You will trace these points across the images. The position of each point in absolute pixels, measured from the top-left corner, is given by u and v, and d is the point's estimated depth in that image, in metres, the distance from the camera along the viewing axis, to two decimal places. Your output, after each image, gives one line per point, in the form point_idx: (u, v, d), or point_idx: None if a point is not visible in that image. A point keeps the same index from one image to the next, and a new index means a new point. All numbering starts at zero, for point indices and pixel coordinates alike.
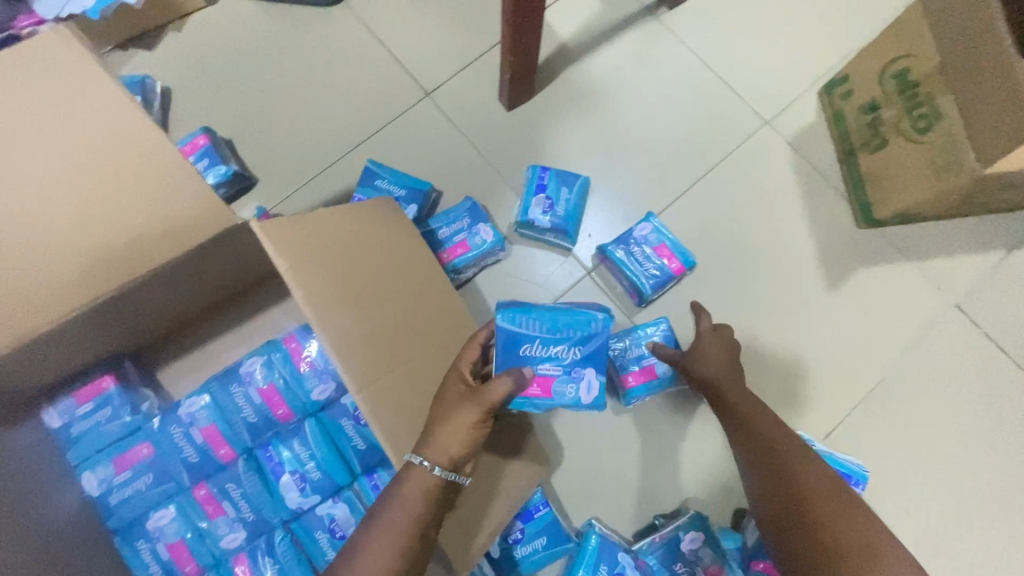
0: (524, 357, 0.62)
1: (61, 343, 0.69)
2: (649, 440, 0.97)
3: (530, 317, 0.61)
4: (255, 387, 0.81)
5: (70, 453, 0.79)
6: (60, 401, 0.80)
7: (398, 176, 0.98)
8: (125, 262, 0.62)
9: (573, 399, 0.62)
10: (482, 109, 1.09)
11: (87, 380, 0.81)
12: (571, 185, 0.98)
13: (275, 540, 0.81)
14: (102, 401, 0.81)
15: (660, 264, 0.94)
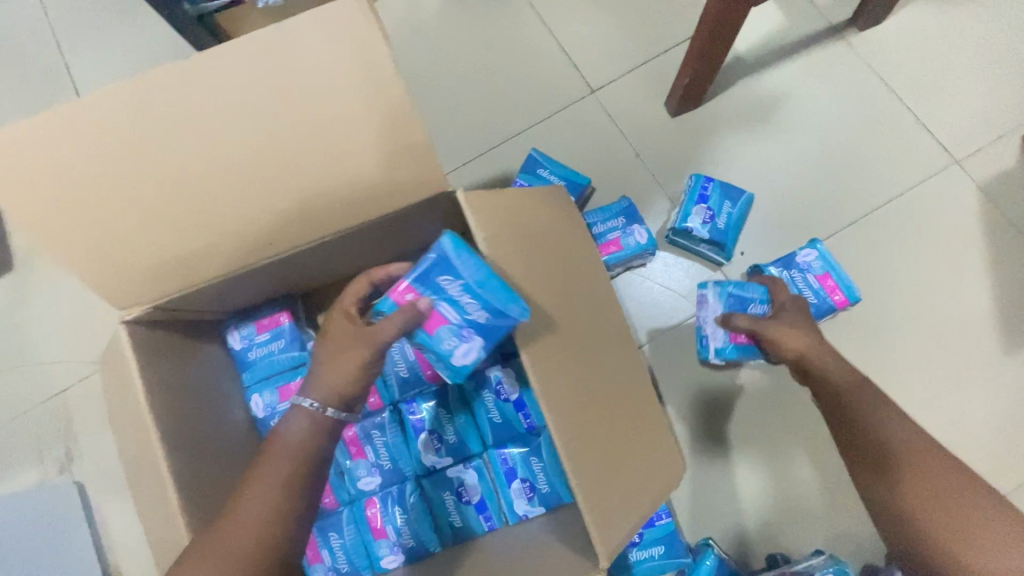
0: (437, 290, 0.62)
1: (263, 276, 0.78)
2: (776, 472, 0.95)
3: (467, 259, 0.60)
4: (411, 345, 0.87)
5: (245, 374, 0.88)
6: (243, 327, 0.88)
7: (560, 168, 1.00)
8: (346, 212, 0.68)
9: (448, 352, 0.64)
10: (646, 113, 1.09)
11: (266, 312, 0.89)
12: (736, 199, 0.96)
13: (406, 491, 0.85)
14: (277, 334, 0.88)
15: (823, 294, 0.90)
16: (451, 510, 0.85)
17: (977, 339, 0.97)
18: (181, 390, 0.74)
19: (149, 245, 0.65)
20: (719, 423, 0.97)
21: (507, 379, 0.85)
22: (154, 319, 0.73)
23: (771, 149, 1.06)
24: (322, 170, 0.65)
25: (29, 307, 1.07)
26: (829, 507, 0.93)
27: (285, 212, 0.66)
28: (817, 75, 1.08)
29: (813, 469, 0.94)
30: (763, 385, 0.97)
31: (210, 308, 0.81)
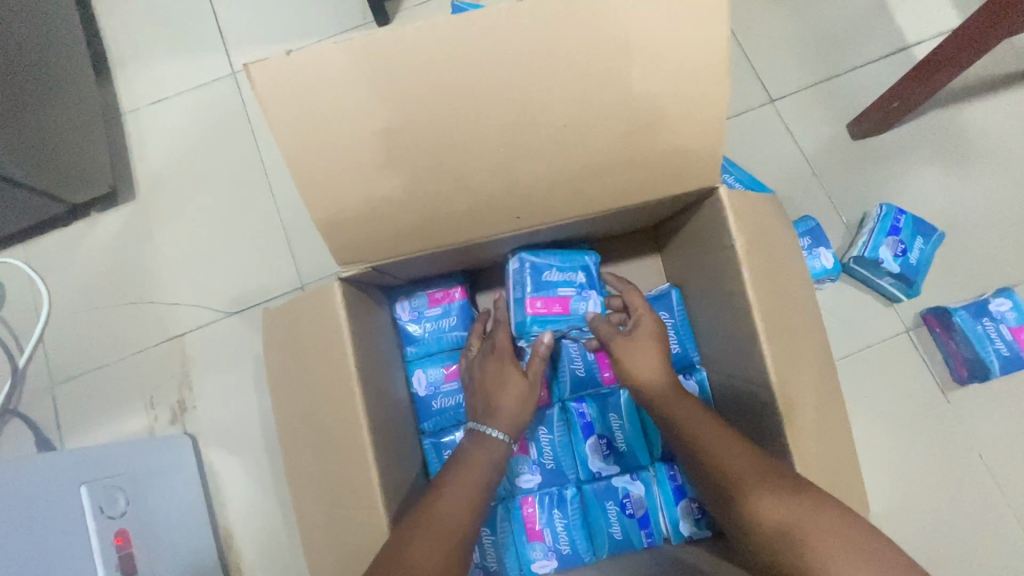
0: (547, 280, 0.75)
1: (472, 250, 0.71)
2: (947, 530, 0.87)
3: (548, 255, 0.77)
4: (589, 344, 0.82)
5: (409, 347, 0.83)
6: (414, 298, 0.83)
7: (746, 176, 0.95)
8: (595, 192, 0.61)
9: (585, 313, 0.76)
10: (827, 131, 1.04)
11: (438, 285, 0.83)
12: (928, 236, 0.92)
13: (567, 495, 0.80)
14: (450, 309, 0.83)
15: (1014, 345, 0.88)
16: (612, 522, 0.80)
17: None
18: (368, 358, 0.69)
19: (385, 198, 0.57)
20: (886, 468, 0.90)
21: (689, 393, 0.80)
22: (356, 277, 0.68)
23: (957, 186, 1.00)
24: (595, 137, 0.57)
25: (158, 242, 1.03)
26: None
27: (538, 179, 0.59)
28: (1012, 118, 1.03)
29: (988, 534, 0.87)
30: (936, 434, 0.91)
31: (397, 273, 0.75)
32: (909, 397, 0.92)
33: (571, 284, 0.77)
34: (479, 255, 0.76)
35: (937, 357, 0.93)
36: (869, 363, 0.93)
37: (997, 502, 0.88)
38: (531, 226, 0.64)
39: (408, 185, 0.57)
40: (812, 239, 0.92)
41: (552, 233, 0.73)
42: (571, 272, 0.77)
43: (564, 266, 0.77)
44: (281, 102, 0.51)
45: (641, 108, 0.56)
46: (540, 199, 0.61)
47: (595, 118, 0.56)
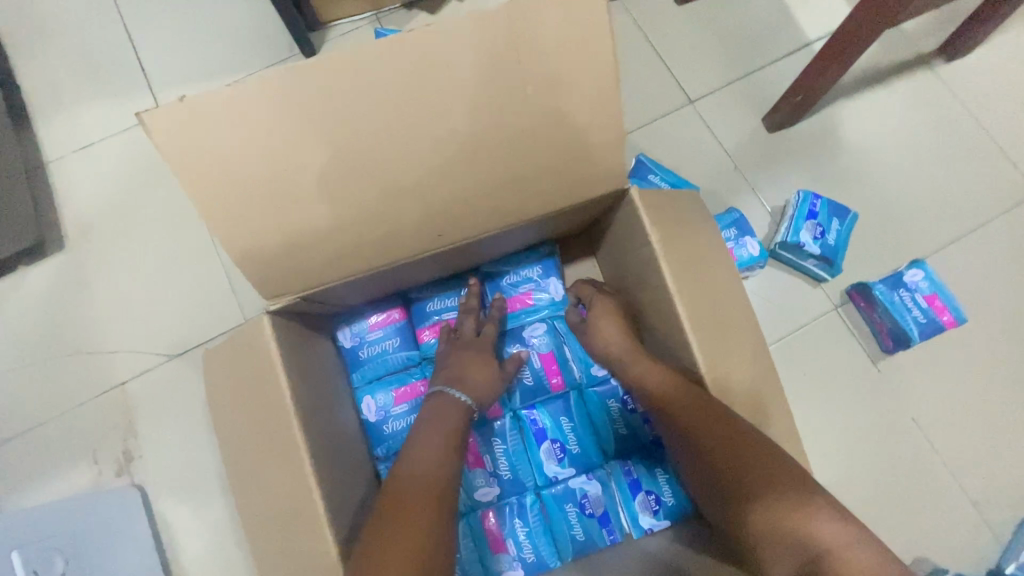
0: (422, 315, 0.83)
1: (394, 270, 0.72)
2: (885, 487, 0.92)
3: (419, 287, 0.84)
4: (536, 352, 0.82)
5: (354, 373, 0.82)
6: (355, 322, 0.82)
7: (669, 175, 0.99)
8: (510, 202, 0.64)
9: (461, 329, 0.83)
10: (743, 125, 1.10)
11: (378, 307, 0.83)
12: (843, 217, 0.97)
13: (526, 503, 0.79)
14: (393, 332, 0.82)
15: (929, 313, 0.93)
16: (573, 524, 0.79)
17: None
18: (308, 388, 0.69)
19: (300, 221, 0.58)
20: (827, 439, 0.94)
21: None
22: (287, 308, 0.68)
23: (866, 167, 1.07)
24: (498, 148, 0.60)
25: (93, 290, 1.00)
26: (945, 531, 0.90)
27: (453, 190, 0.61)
28: (908, 101, 1.10)
29: (925, 490, 0.91)
30: (871, 401, 0.95)
31: (332, 300, 0.74)
32: (844, 371, 0.97)
33: (444, 310, 0.83)
34: (409, 271, 0.76)
35: (863, 330, 0.98)
36: (803, 342, 0.98)
37: (929, 459, 0.93)
38: (455, 242, 0.67)
39: (322, 213, 0.59)
40: (734, 230, 0.96)
41: (474, 246, 0.74)
42: (438, 300, 0.83)
43: (435, 295, 0.84)
44: (180, 142, 0.52)
45: (537, 116, 0.59)
46: (450, 215, 0.64)
47: (502, 137, 0.59)
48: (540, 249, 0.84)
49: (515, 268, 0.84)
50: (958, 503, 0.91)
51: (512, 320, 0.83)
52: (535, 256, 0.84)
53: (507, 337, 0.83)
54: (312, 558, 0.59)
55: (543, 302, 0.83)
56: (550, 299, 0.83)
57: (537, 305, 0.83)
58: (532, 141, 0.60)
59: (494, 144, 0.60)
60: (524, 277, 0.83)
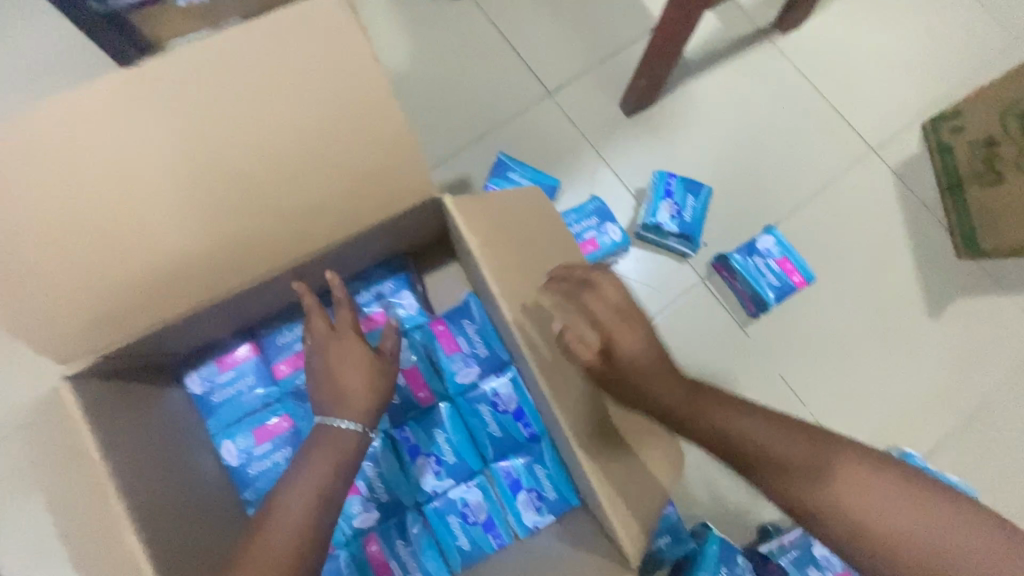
0: (276, 347, 0.80)
1: (228, 306, 0.69)
2: None
3: (270, 319, 0.81)
4: (398, 368, 0.80)
5: (209, 420, 0.78)
6: (202, 367, 0.79)
7: (529, 170, 1.00)
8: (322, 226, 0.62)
9: None
10: (601, 111, 1.11)
11: (226, 348, 0.79)
12: (698, 193, 1.00)
13: (407, 521, 0.79)
14: (246, 370, 0.79)
15: (781, 277, 0.99)
16: (457, 534, 0.79)
17: (914, 304, 1.07)
18: (150, 446, 0.63)
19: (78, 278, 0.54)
20: None
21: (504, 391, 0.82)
22: (108, 368, 0.63)
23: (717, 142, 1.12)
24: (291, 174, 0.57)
25: None
26: None
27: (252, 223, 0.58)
28: (751, 75, 1.16)
29: None
30: (740, 364, 1.00)
31: (168, 347, 0.70)
32: (715, 340, 1.01)
33: (300, 338, 0.80)
34: (248, 305, 0.72)
35: (729, 298, 1.03)
36: (674, 318, 1.02)
37: (794, 410, 1.00)
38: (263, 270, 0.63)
39: (103, 265, 0.54)
40: (597, 218, 0.97)
41: (314, 272, 0.73)
42: (292, 329, 0.81)
43: (289, 325, 0.81)
44: None
45: (327, 138, 0.57)
46: (259, 248, 0.60)
47: (293, 162, 0.56)
48: (392, 264, 0.84)
49: (367, 286, 0.83)
50: None
51: (370, 338, 0.81)
52: (389, 272, 0.84)
53: None
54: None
55: (400, 316, 0.82)
56: (408, 312, 0.83)
57: (394, 319, 0.82)
58: (327, 163, 0.58)
59: (287, 170, 0.57)
60: (376, 293, 0.82)
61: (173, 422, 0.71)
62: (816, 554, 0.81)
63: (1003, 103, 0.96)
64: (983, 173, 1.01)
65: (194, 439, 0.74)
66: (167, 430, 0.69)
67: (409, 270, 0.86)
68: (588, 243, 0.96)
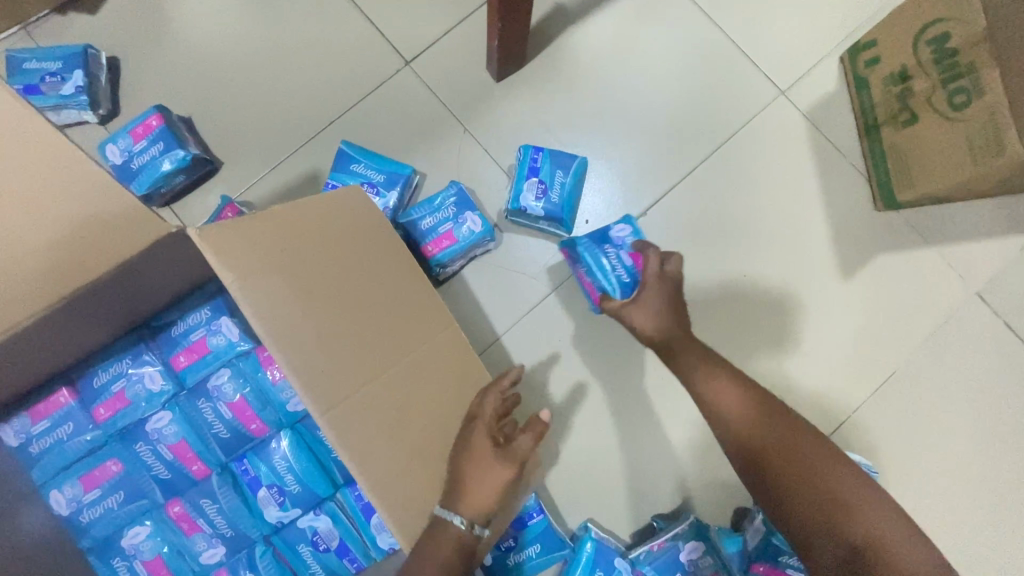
0: (95, 389, 0.78)
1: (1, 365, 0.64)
2: (643, 433, 0.92)
3: (86, 361, 0.79)
4: (224, 403, 0.78)
5: (33, 471, 0.77)
6: (14, 418, 0.77)
7: (375, 160, 0.89)
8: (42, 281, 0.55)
9: (139, 394, 0.77)
10: (468, 79, 0.98)
11: (42, 397, 0.78)
12: (568, 167, 0.89)
13: (255, 554, 0.80)
14: (62, 418, 0.77)
15: (627, 266, 0.71)
16: (310, 560, 0.82)
17: (825, 269, 0.96)
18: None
19: None
20: (587, 400, 0.93)
21: None
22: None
23: (602, 103, 0.98)
24: None
25: None
26: (704, 462, 0.92)
27: None
28: (642, 16, 1.00)
29: (683, 428, 0.93)
30: (624, 352, 0.93)
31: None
32: (598, 329, 0.93)
33: (119, 378, 0.77)
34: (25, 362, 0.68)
35: None
36: (552, 308, 0.93)
37: (687, 395, 0.93)
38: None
39: None
40: (452, 208, 0.87)
41: (98, 318, 0.68)
42: (109, 369, 0.78)
43: (107, 365, 0.78)
44: None
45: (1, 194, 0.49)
46: None
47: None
48: (212, 286, 0.80)
49: (188, 316, 0.79)
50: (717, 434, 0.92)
51: (194, 372, 0.78)
52: (204, 299, 0.79)
53: (194, 392, 0.78)
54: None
55: (221, 345, 0.78)
56: (228, 339, 0.78)
57: (215, 349, 0.78)
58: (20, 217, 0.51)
59: None
60: (195, 322, 0.79)
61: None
62: (684, 559, 0.80)
63: (920, 26, 0.83)
64: (898, 113, 0.89)
65: (14, 495, 0.74)
66: None
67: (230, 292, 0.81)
68: (442, 238, 0.87)
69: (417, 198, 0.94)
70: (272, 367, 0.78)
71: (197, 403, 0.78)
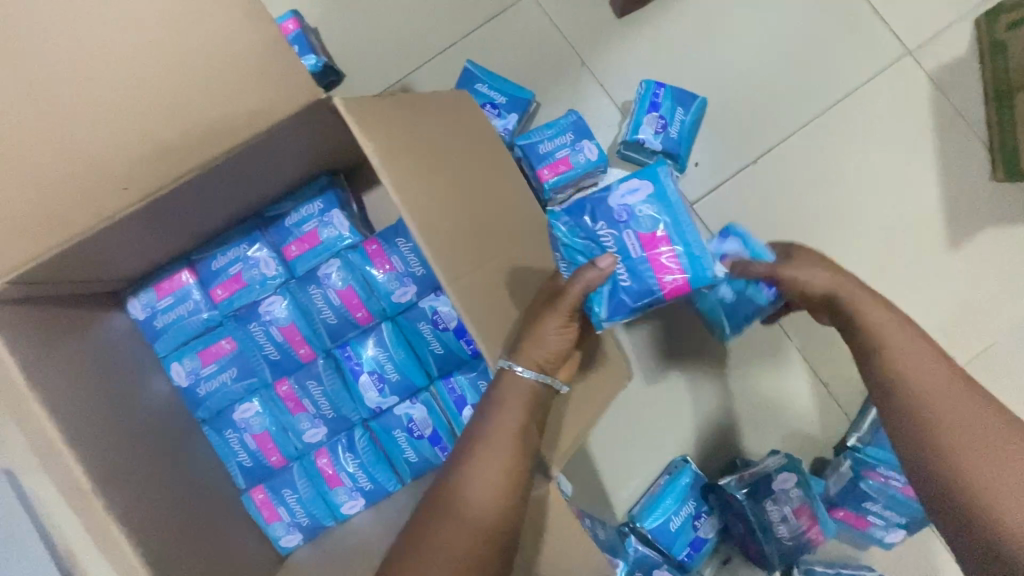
0: (215, 269, 0.79)
1: (139, 232, 0.67)
2: (731, 378, 0.94)
3: (207, 243, 0.80)
4: (333, 290, 0.78)
5: (155, 344, 0.80)
6: (142, 294, 0.79)
7: (499, 82, 0.91)
8: (220, 140, 0.57)
9: (257, 278, 0.78)
10: (591, 13, 0.98)
11: (165, 274, 0.79)
12: (689, 105, 0.90)
13: (355, 436, 0.80)
14: (181, 296, 0.79)
15: (643, 270, 0.62)
16: (404, 447, 0.81)
17: (932, 236, 0.96)
18: (77, 379, 0.64)
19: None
20: (679, 340, 0.94)
21: (445, 309, 0.79)
22: (30, 294, 0.62)
23: (723, 48, 0.98)
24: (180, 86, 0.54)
25: None
26: (788, 412, 0.94)
27: (139, 138, 0.55)
28: None
29: (770, 376, 0.94)
30: None
31: (99, 275, 0.71)
32: None
33: (237, 260, 0.79)
34: (162, 232, 0.70)
35: (717, 226, 0.95)
36: None
37: (777, 345, 0.94)
38: (157, 194, 0.58)
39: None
40: (570, 135, 0.89)
41: (224, 192, 0.69)
42: (230, 250, 0.79)
43: (227, 248, 0.79)
44: None
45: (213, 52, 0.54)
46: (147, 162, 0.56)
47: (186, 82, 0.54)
48: (323, 179, 0.80)
49: (300, 206, 0.79)
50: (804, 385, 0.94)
51: (305, 260, 0.79)
52: (316, 190, 0.80)
53: (304, 281, 0.79)
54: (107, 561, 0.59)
55: (332, 236, 0.79)
56: (340, 231, 0.79)
57: (327, 240, 0.79)
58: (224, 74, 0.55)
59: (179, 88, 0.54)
60: (308, 213, 0.79)
61: (123, 347, 0.75)
62: (774, 487, 0.79)
63: None
64: None
65: (140, 362, 0.77)
66: (117, 353, 0.73)
67: (340, 188, 0.81)
68: (558, 164, 0.88)
69: (531, 126, 0.96)
70: (381, 258, 0.78)
71: (305, 292, 0.78)
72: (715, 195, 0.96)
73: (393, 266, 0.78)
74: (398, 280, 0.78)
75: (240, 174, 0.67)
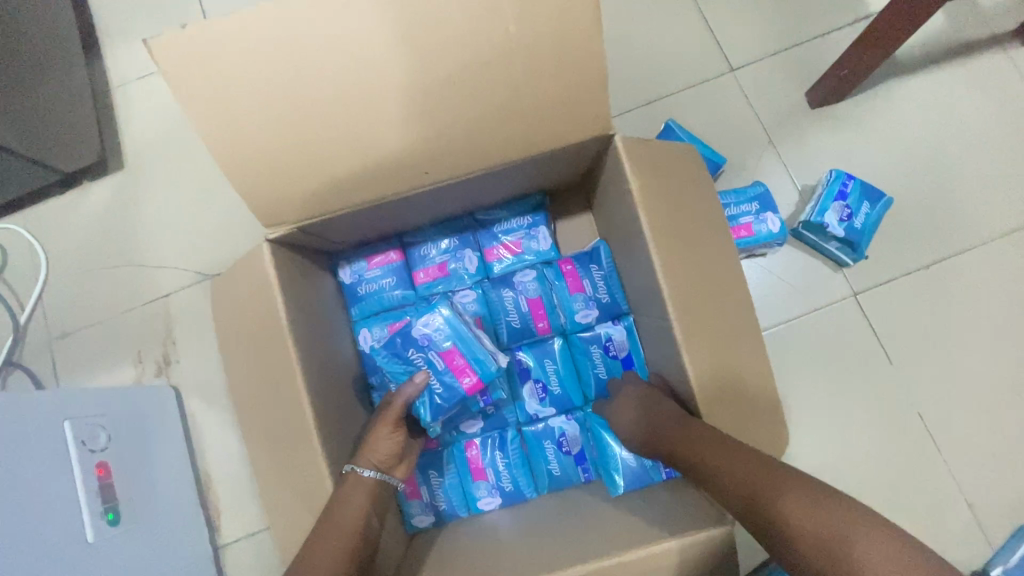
0: (423, 255, 0.88)
1: (390, 210, 0.76)
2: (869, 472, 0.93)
3: (422, 232, 0.89)
4: (524, 296, 0.85)
5: (352, 308, 0.88)
6: (354, 262, 0.88)
7: (696, 142, 0.98)
8: (503, 151, 0.66)
9: (459, 271, 0.87)
10: (787, 99, 1.05)
11: (378, 248, 0.88)
12: (876, 201, 0.94)
13: (507, 437, 0.85)
14: (388, 271, 0.87)
15: (447, 378, 0.78)
16: (550, 458, 0.85)
17: None
18: (307, 322, 0.72)
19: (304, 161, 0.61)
20: (821, 423, 0.94)
21: (618, 338, 0.84)
22: (289, 240, 0.71)
23: (910, 154, 1.02)
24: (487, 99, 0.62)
25: (143, 210, 1.09)
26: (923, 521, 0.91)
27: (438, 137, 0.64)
28: (970, 87, 1.03)
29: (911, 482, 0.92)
30: (872, 388, 0.95)
31: (334, 239, 0.80)
32: (850, 359, 0.96)
33: (444, 252, 0.87)
34: (401, 214, 0.79)
35: (877, 321, 0.97)
36: (812, 326, 0.97)
37: (922, 452, 0.93)
38: (438, 181, 0.68)
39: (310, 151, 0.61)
40: (756, 205, 0.93)
41: (463, 191, 0.77)
42: (441, 241, 0.88)
43: (438, 239, 0.88)
44: (190, 76, 0.54)
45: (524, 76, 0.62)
46: (440, 155, 0.65)
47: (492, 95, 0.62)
48: (535, 199, 0.88)
49: (510, 218, 0.88)
50: (945, 498, 0.91)
51: (502, 264, 0.87)
52: (526, 206, 0.88)
53: (496, 282, 0.86)
54: (314, 487, 0.67)
55: (533, 249, 0.87)
56: (541, 246, 0.87)
57: (526, 251, 0.87)
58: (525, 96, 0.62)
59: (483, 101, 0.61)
60: (517, 224, 0.87)
61: (331, 304, 0.83)
62: None
63: None
64: None
65: (340, 321, 0.85)
66: (328, 309, 0.82)
67: (545, 209, 0.90)
68: (738, 229, 0.93)
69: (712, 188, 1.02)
70: (573, 279, 0.85)
71: (496, 291, 0.85)
72: (881, 289, 0.98)
73: (582, 289, 0.85)
74: (584, 302, 0.85)
75: (487, 181, 0.76)
